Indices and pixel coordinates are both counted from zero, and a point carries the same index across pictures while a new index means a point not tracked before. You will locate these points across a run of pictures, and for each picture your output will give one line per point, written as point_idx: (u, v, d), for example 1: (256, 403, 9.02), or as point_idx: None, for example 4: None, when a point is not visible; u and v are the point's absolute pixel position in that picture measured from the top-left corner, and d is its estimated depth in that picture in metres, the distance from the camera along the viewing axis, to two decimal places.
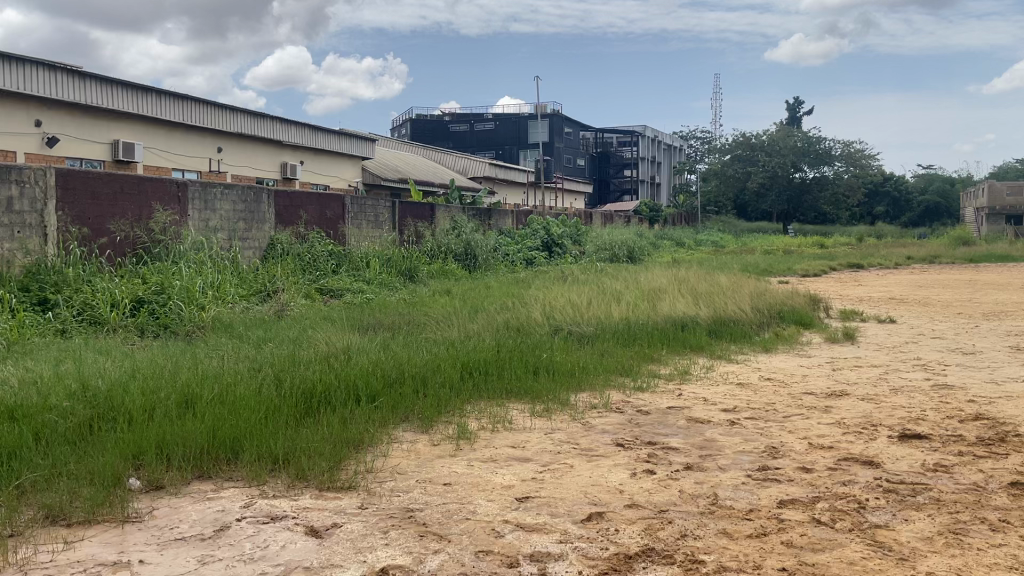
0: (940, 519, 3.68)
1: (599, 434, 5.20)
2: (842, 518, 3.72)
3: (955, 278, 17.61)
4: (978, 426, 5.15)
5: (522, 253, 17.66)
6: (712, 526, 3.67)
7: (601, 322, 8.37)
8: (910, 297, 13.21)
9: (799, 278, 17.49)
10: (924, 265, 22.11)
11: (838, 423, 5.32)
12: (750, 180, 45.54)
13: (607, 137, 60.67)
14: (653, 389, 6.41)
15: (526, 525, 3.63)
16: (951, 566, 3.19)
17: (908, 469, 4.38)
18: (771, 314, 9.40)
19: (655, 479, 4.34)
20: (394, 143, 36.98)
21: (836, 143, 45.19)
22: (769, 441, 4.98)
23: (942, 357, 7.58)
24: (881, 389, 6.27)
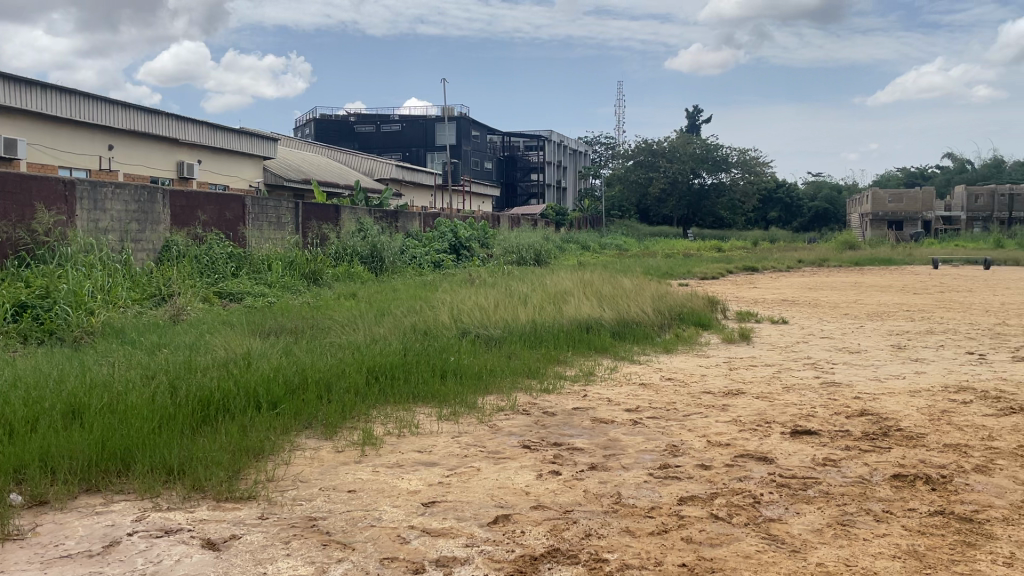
0: (829, 511, 3.86)
1: (506, 436, 5.23)
2: (738, 512, 3.86)
3: (843, 280, 18.55)
4: (863, 421, 5.43)
5: (430, 255, 17.60)
6: (615, 524, 3.74)
7: (508, 324, 8.42)
8: (801, 299, 13.82)
9: (698, 281, 18.08)
10: (814, 268, 23.14)
11: (734, 421, 5.51)
12: (653, 184, 46.73)
13: (514, 141, 61.14)
14: (559, 390, 6.49)
15: (431, 530, 3.60)
16: (840, 556, 3.34)
17: (799, 464, 4.58)
18: (671, 316, 9.67)
19: (561, 479, 4.39)
20: (297, 144, 36.18)
21: (733, 151, 46.96)
22: (670, 440, 5.12)
23: (830, 356, 7.95)
24: (775, 387, 6.54)
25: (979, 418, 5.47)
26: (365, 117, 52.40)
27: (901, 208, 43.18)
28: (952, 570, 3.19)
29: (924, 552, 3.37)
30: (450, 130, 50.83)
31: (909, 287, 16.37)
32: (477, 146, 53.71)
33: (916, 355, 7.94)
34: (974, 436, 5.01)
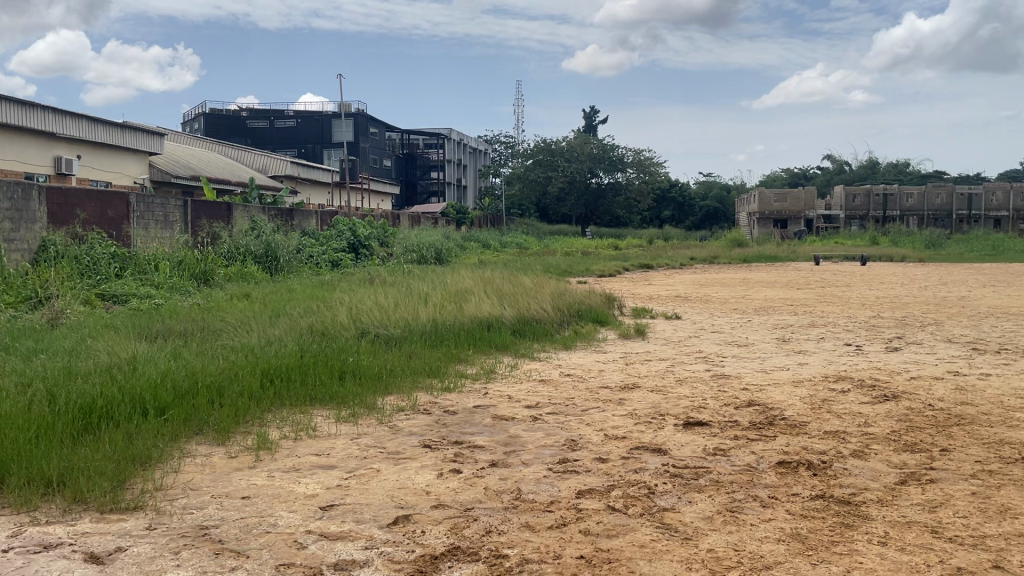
0: (719, 498, 4.02)
1: (406, 436, 5.19)
2: (634, 503, 3.97)
3: (732, 277, 19.31)
4: (750, 411, 5.67)
5: (327, 254, 17.25)
6: (515, 520, 3.78)
7: (408, 323, 8.35)
8: (694, 295, 14.31)
9: (596, 278, 18.43)
10: (706, 266, 23.95)
11: (630, 414, 5.65)
12: (551, 184, 47.28)
13: (413, 138, 60.73)
14: (459, 389, 6.49)
15: (330, 534, 3.55)
16: (729, 542, 3.48)
17: (691, 454, 4.75)
18: (570, 313, 9.82)
19: (461, 478, 4.40)
20: (185, 139, 34.79)
21: (628, 151, 48.14)
22: (569, 434, 5.21)
23: (720, 349, 8.26)
24: (669, 381, 6.75)
25: (856, 405, 5.80)
26: (258, 112, 50.92)
27: (785, 208, 45.20)
28: (832, 550, 3.37)
29: (806, 534, 3.55)
30: (348, 127, 49.99)
31: (793, 282, 17.18)
32: (376, 144, 53.03)
33: (799, 347, 8.35)
34: (851, 423, 5.31)
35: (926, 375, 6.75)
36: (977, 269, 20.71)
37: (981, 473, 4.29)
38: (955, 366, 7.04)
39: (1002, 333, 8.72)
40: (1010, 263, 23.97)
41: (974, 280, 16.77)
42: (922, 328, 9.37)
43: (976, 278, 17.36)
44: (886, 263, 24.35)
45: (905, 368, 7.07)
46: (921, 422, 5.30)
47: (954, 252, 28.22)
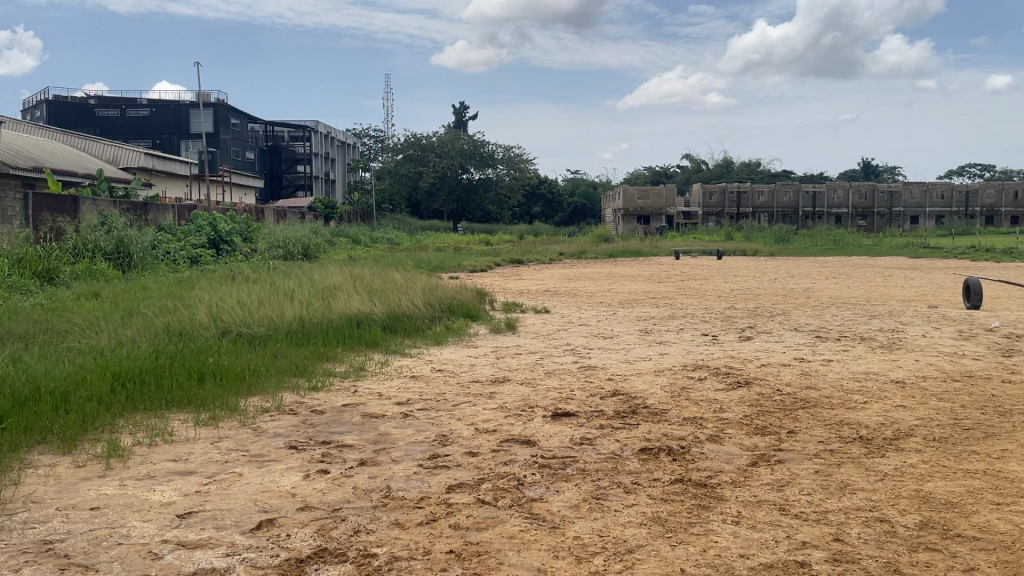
0: (585, 486, 4.13)
1: (271, 438, 5.04)
2: (503, 495, 4.02)
3: (599, 271, 19.81)
4: (615, 401, 5.86)
5: (185, 250, 16.44)
6: (384, 518, 3.74)
7: (274, 321, 8.09)
8: (562, 289, 14.63)
9: (467, 273, 18.48)
10: (574, 261, 24.49)
11: (499, 407, 5.71)
12: (422, 179, 46.96)
13: (278, 130, 58.87)
14: (328, 388, 6.35)
15: (188, 542, 3.39)
16: (594, 529, 3.58)
17: (559, 444, 4.86)
18: (441, 308, 9.80)
19: (329, 478, 4.31)
20: (25, 127, 32.27)
21: (498, 147, 48.55)
22: (439, 430, 5.21)
23: (587, 341, 8.49)
24: (538, 373, 6.87)
25: (713, 392, 6.11)
26: (108, 100, 47.94)
27: (648, 205, 46.95)
28: (689, 531, 3.54)
29: (666, 517, 3.70)
30: (207, 118, 47.82)
31: (655, 276, 17.87)
32: (237, 135, 50.99)
33: (661, 337, 8.70)
34: (708, 409, 5.59)
35: (776, 361, 7.19)
36: (820, 262, 22.22)
37: (823, 452, 4.61)
38: (801, 353, 7.53)
39: (842, 322, 9.40)
40: (850, 255, 25.87)
41: (818, 272, 17.99)
42: (772, 318, 9.98)
43: (820, 270, 18.63)
44: (740, 257, 25.71)
45: (756, 355, 7.50)
46: (771, 406, 5.64)
47: (802, 246, 30.12)
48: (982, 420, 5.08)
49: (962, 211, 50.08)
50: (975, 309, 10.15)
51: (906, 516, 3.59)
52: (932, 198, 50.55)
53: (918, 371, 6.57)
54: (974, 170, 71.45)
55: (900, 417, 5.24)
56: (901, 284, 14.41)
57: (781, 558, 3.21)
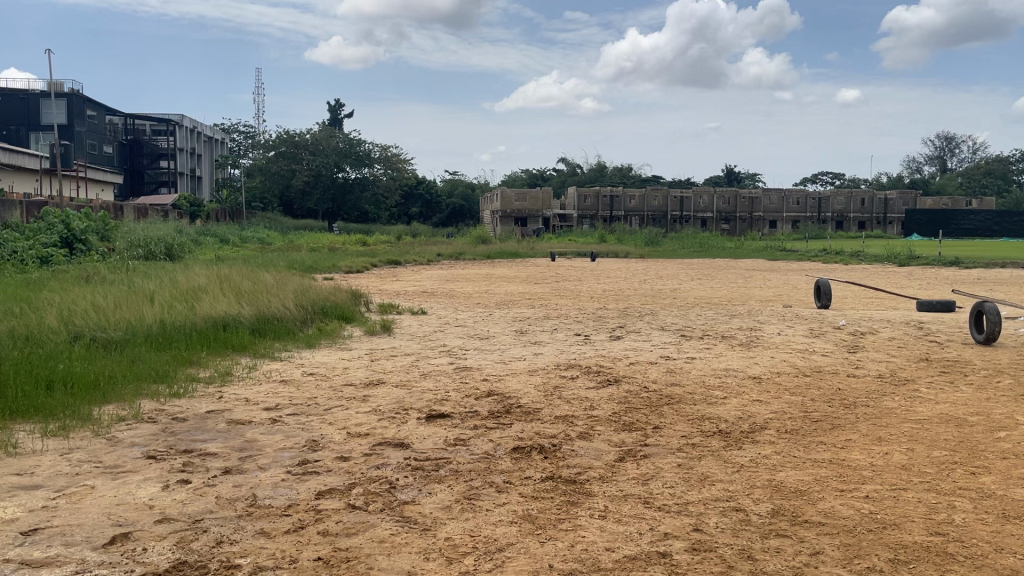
0: (457, 487, 4.13)
1: (127, 448, 4.77)
2: (374, 499, 3.97)
3: (476, 272, 19.86)
4: (489, 401, 5.90)
5: (34, 250, 15.27)
6: (249, 528, 3.62)
7: (132, 325, 7.68)
8: (439, 290, 14.57)
9: (342, 275, 18.16)
10: (452, 262, 24.43)
11: (373, 411, 5.64)
12: (295, 177, 45.62)
13: (139, 123, 55.79)
14: (191, 394, 6.07)
15: (32, 561, 3.17)
16: (465, 529, 3.59)
17: (432, 446, 4.84)
18: (314, 310, 9.56)
19: (190, 488, 4.13)
20: None
21: (375, 147, 47.89)
22: (309, 435, 5.08)
23: (463, 343, 8.50)
24: (413, 375, 6.83)
25: (584, 391, 6.25)
26: None
27: (525, 207, 47.56)
28: (558, 527, 3.60)
29: (536, 514, 3.75)
30: (60, 108, 44.70)
31: (531, 277, 18.12)
32: (94, 128, 48.00)
33: (536, 338, 8.83)
34: (579, 407, 5.72)
35: (644, 360, 7.43)
36: (687, 265, 23.12)
37: (686, 446, 4.81)
38: (667, 352, 7.83)
39: (706, 321, 9.83)
40: (714, 258, 27.12)
41: (685, 274, 18.73)
42: (641, 318, 10.30)
43: (686, 272, 19.40)
44: (613, 259, 26.44)
45: (626, 354, 7.73)
46: (638, 403, 5.84)
47: (670, 249, 31.28)
48: (829, 412, 5.44)
49: (815, 216, 53.49)
50: (825, 308, 10.84)
51: (760, 505, 3.80)
52: (789, 204, 53.73)
53: (774, 367, 6.96)
54: (826, 178, 76.45)
55: (756, 411, 5.54)
56: (760, 285, 15.23)
57: (644, 550, 3.32)
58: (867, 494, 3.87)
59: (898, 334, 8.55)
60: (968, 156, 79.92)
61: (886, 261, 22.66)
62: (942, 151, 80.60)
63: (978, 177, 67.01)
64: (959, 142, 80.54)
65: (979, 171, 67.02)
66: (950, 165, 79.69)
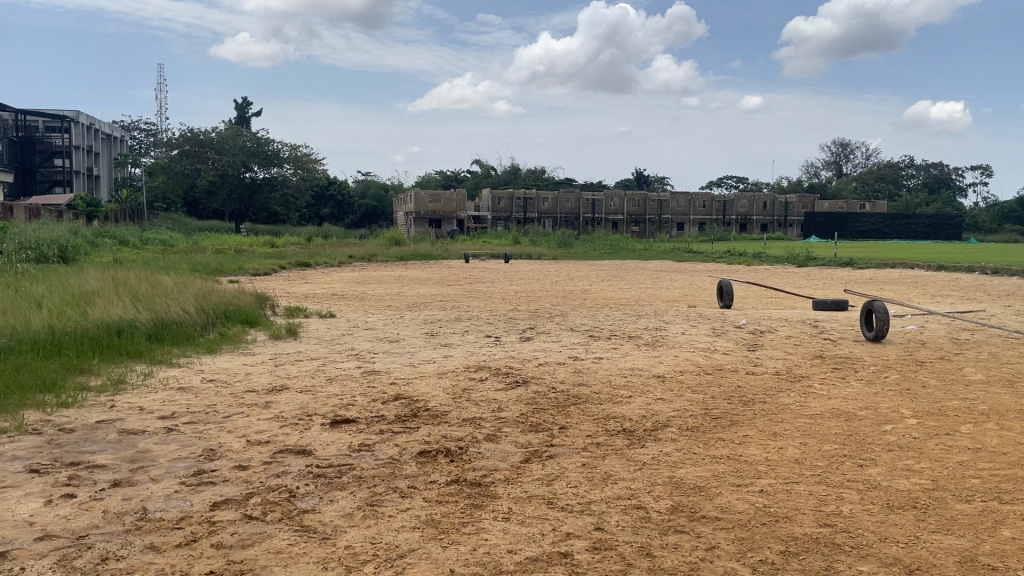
0: (360, 494, 4.05)
1: (7, 463, 4.49)
2: (273, 509, 3.85)
3: (388, 274, 19.68)
4: (396, 405, 5.82)
5: None
6: (137, 542, 3.46)
7: (18, 332, 7.26)
8: (349, 292, 14.37)
9: (249, 277, 17.68)
10: (363, 264, 24.11)
11: (275, 417, 5.48)
12: (200, 177, 44.05)
13: (30, 119, 53.04)
14: (80, 404, 5.77)
15: None
16: (366, 536, 3.52)
17: (336, 452, 4.74)
18: (216, 314, 9.25)
19: (75, 503, 3.91)
20: None
21: (284, 147, 47.22)
22: (207, 444, 4.90)
23: (371, 346, 8.38)
24: (319, 380, 6.67)
25: (492, 392, 6.24)
26: None
27: (439, 208, 47.42)
28: (461, 531, 3.57)
29: (439, 519, 3.71)
30: None
31: (443, 279, 18.03)
32: None
33: (446, 340, 8.78)
34: (487, 409, 5.70)
35: (553, 361, 7.48)
36: (598, 266, 23.51)
37: (591, 446, 4.85)
38: (575, 352, 7.91)
39: (614, 322, 9.99)
40: (624, 260, 27.67)
41: (596, 275, 19.04)
42: (551, 319, 10.39)
43: (596, 274, 19.70)
44: (526, 260, 26.69)
45: (535, 355, 7.77)
46: (546, 404, 5.86)
47: (582, 250, 31.74)
48: (728, 409, 5.59)
49: (721, 219, 55.26)
50: (728, 308, 11.16)
51: (659, 502, 3.86)
52: (696, 207, 55.32)
53: (677, 366, 7.12)
54: (730, 183, 79.04)
55: (660, 409, 5.64)
56: (666, 286, 15.58)
57: (545, 550, 3.33)
58: (761, 489, 3.99)
59: (795, 332, 8.88)
60: (861, 162, 84.02)
61: (785, 262, 23.57)
62: (838, 157, 84.53)
63: (870, 182, 70.58)
64: (853, 149, 84.63)
65: (871, 177, 70.58)
66: (845, 171, 83.61)
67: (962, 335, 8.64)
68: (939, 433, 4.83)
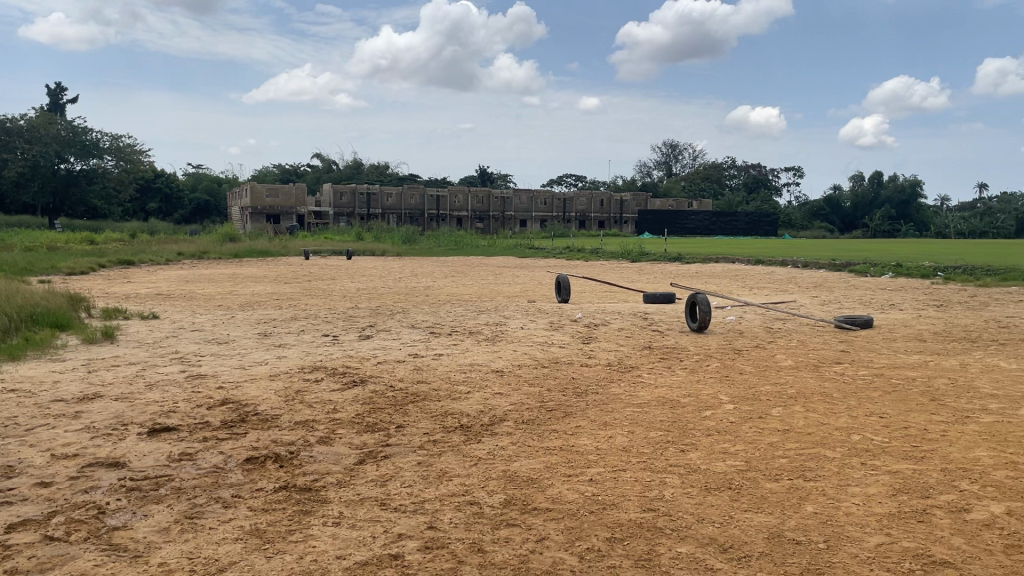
0: (179, 507, 3.81)
1: None
2: (78, 528, 3.54)
3: (220, 272, 18.75)
4: (223, 410, 5.53)
5: None
6: None
7: None
8: (175, 292, 13.55)
9: (62, 278, 16.28)
10: (193, 262, 22.84)
11: (85, 428, 5.06)
12: (7, 168, 40.05)
13: None
14: None
15: None
16: (183, 551, 3.31)
17: (153, 463, 4.43)
18: (20, 318, 8.44)
19: None
20: None
21: (104, 136, 44.32)
22: (3, 461, 4.44)
23: (197, 348, 7.93)
24: (138, 386, 6.23)
25: (326, 393, 6.06)
26: None
27: (277, 203, 45.81)
28: (287, 539, 3.43)
29: (265, 528, 3.55)
30: None
31: (280, 277, 17.38)
32: None
33: (280, 340, 8.46)
34: (321, 411, 5.53)
35: (391, 359, 7.37)
36: (440, 262, 23.53)
37: (427, 443, 4.81)
38: (415, 349, 7.83)
39: (454, 318, 10.00)
40: (467, 255, 27.85)
41: (438, 272, 19.02)
42: (391, 316, 10.25)
43: (439, 269, 19.68)
44: (369, 257, 26.27)
45: (373, 354, 7.63)
46: (382, 403, 5.76)
47: (426, 246, 31.65)
48: (562, 401, 5.72)
49: (561, 215, 56.80)
50: (565, 302, 11.45)
51: (492, 497, 3.87)
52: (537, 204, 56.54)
53: (515, 360, 7.19)
54: (570, 181, 81.36)
55: (497, 403, 5.68)
56: (507, 281, 15.79)
57: (376, 554, 3.25)
58: (591, 477, 4.09)
59: (627, 324, 9.22)
60: (690, 162, 88.89)
61: (620, 258, 24.52)
62: (669, 158, 89.03)
63: (698, 182, 74.84)
64: (682, 150, 89.43)
65: (698, 177, 74.87)
66: (675, 171, 88.20)
67: (775, 324, 9.29)
68: (752, 416, 5.16)
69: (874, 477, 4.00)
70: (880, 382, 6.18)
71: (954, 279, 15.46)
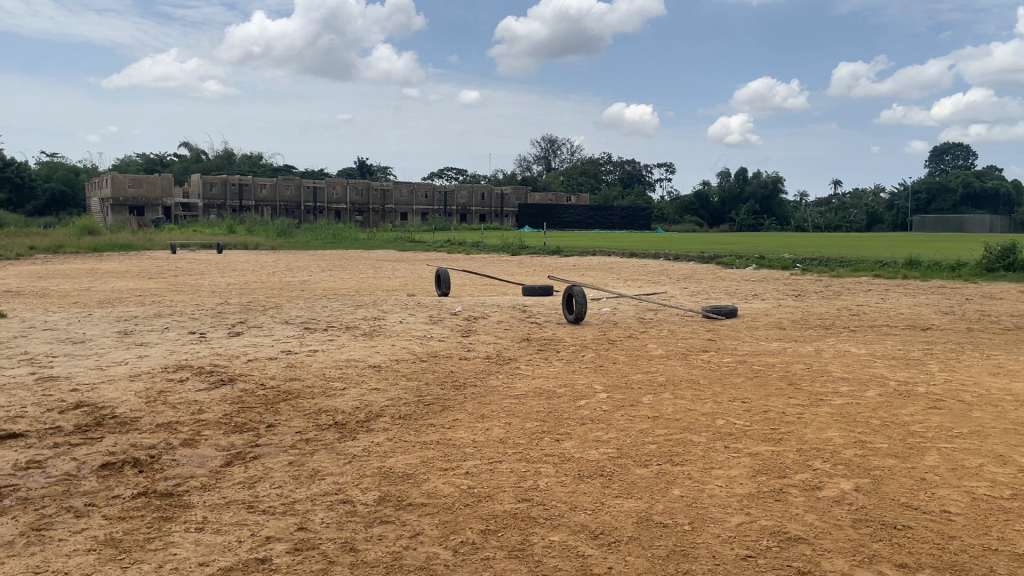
0: (24, 518, 3.53)
1: None
2: None
3: (76, 267, 17.59)
4: (77, 413, 5.19)
5: None
6: None
7: None
8: (26, 289, 12.62)
9: None
10: (46, 257, 21.34)
11: None
12: None
13: None
14: None
15: None
16: (28, 566, 3.08)
17: None
18: None
19: None
20: None
21: None
22: None
23: (50, 349, 7.40)
24: None
25: (192, 393, 5.79)
26: None
27: (140, 194, 43.53)
28: (146, 548, 3.25)
29: (121, 537, 3.35)
30: None
31: (144, 272, 16.48)
32: None
33: (142, 339, 8.02)
34: (186, 412, 5.28)
35: (263, 356, 7.12)
36: (317, 255, 22.98)
37: (298, 442, 4.67)
38: (288, 345, 7.60)
39: (331, 313, 9.77)
40: (345, 249, 27.34)
41: (314, 265, 18.56)
42: (264, 312, 9.89)
43: (316, 263, 19.22)
44: (241, 251, 25.35)
45: (244, 351, 7.35)
46: (253, 402, 5.55)
47: (302, 240, 30.82)
48: (439, 395, 5.69)
49: (443, 208, 56.68)
50: (445, 296, 11.40)
51: (367, 494, 3.80)
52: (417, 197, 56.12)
53: (393, 355, 7.10)
54: (451, 174, 81.24)
55: (373, 399, 5.59)
56: (385, 275, 15.61)
57: (242, 558, 3.13)
58: (467, 470, 4.09)
59: (506, 317, 9.27)
60: (568, 158, 90.57)
61: (499, 251, 24.67)
62: (548, 153, 90.35)
63: (576, 176, 76.38)
64: (560, 146, 91.02)
65: (577, 172, 76.37)
66: (553, 165, 89.65)
67: (647, 315, 9.58)
68: (624, 404, 5.29)
69: (736, 459, 4.18)
70: (743, 368, 6.48)
71: (811, 270, 16.40)
